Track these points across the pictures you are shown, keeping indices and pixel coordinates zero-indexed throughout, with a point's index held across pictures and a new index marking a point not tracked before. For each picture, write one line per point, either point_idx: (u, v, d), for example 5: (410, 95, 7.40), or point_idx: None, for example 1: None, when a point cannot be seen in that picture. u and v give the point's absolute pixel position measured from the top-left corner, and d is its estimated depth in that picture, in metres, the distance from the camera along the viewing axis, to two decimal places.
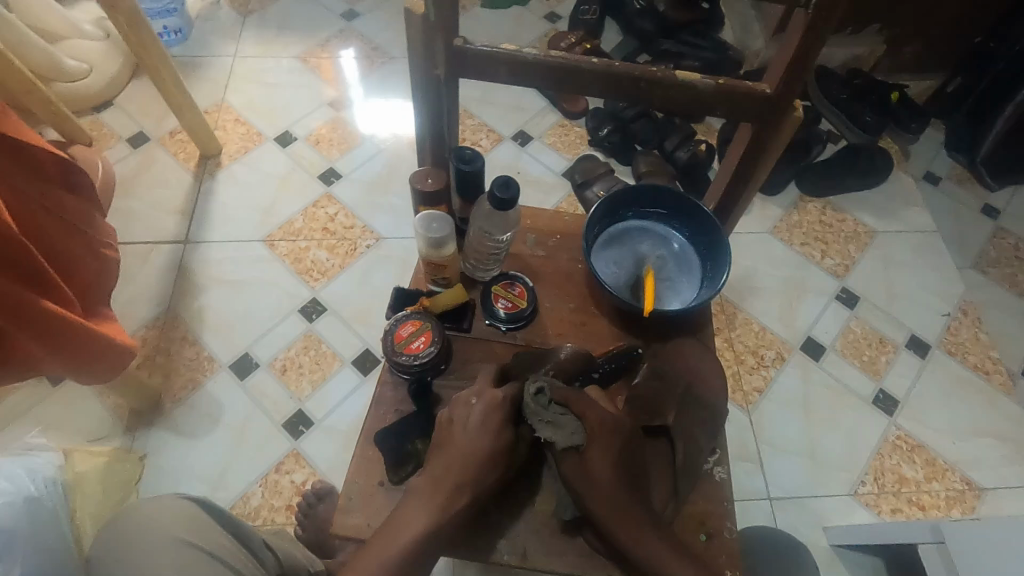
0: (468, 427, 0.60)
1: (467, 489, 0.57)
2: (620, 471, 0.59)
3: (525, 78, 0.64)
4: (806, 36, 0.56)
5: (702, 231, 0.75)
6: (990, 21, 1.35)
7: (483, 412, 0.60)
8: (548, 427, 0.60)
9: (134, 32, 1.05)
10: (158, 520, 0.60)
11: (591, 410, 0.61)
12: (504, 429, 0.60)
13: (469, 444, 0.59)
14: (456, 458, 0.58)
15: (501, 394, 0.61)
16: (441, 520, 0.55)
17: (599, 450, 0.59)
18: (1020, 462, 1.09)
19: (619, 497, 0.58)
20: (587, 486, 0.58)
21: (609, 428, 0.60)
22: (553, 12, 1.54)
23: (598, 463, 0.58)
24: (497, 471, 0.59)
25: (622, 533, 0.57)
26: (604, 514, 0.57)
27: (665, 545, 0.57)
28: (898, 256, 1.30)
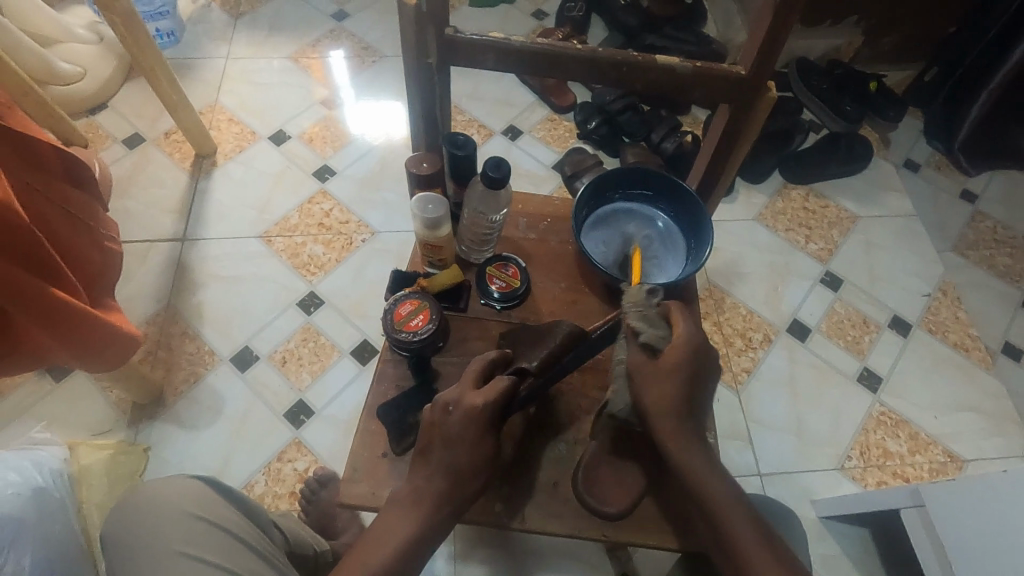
0: (448, 437, 0.59)
1: (450, 497, 0.58)
2: (686, 383, 0.60)
3: (513, 66, 0.68)
4: (775, 18, 0.59)
5: (685, 210, 0.78)
6: (963, 10, 1.39)
7: (462, 422, 0.59)
8: (642, 321, 0.62)
9: (130, 34, 1.07)
10: (168, 496, 0.62)
11: (683, 322, 0.62)
12: (484, 438, 0.59)
13: (453, 452, 0.59)
14: (439, 466, 0.59)
15: (479, 403, 0.59)
16: (426, 530, 0.57)
17: (677, 362, 0.60)
18: (999, 434, 1.13)
19: (675, 403, 0.59)
20: (656, 385, 0.60)
21: (694, 345, 0.61)
22: (540, 9, 1.57)
23: (674, 364, 0.60)
24: (479, 478, 0.59)
25: (666, 434, 0.59)
26: (658, 412, 0.60)
27: (703, 461, 0.59)
28: (880, 239, 1.34)
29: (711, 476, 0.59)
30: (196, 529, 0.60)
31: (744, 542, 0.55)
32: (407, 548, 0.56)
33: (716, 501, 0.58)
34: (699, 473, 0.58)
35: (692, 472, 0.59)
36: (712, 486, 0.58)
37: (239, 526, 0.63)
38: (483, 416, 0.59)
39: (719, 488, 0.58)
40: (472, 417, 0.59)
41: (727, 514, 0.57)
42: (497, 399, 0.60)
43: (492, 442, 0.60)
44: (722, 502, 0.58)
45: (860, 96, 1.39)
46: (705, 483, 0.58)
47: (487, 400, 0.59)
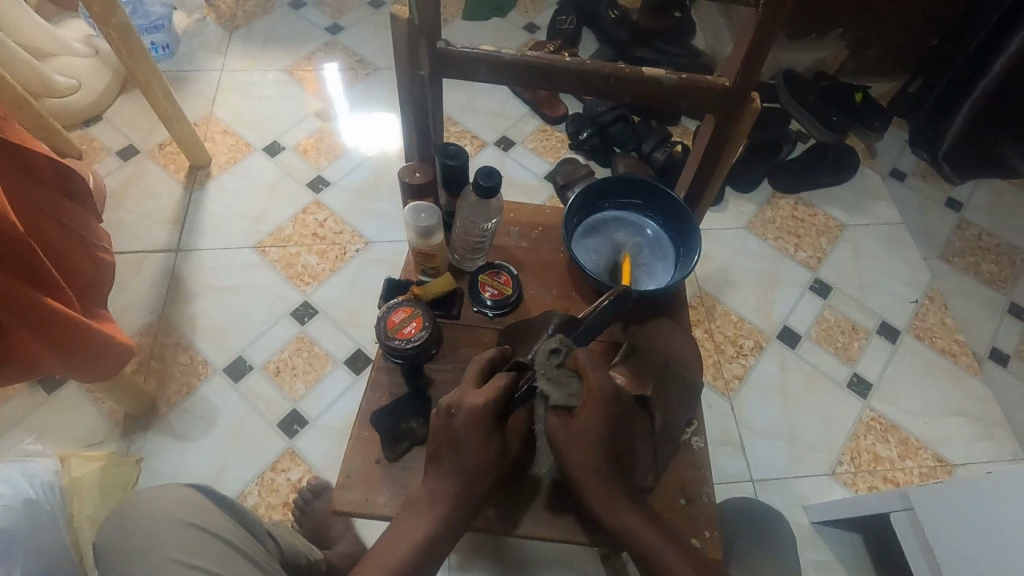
0: (454, 439, 0.59)
1: (459, 500, 0.59)
2: (603, 439, 0.60)
3: (504, 78, 0.69)
4: (758, 31, 0.61)
5: (674, 218, 0.79)
6: (944, 23, 1.43)
7: (464, 423, 0.59)
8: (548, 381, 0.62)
9: (127, 47, 1.08)
10: (161, 504, 0.62)
11: (594, 371, 0.61)
12: (490, 437, 0.60)
13: (460, 453, 0.59)
14: (448, 468, 0.60)
15: (481, 403, 0.59)
16: (440, 531, 0.58)
17: (591, 414, 0.60)
18: (987, 438, 1.15)
19: (593, 464, 0.60)
20: (569, 448, 0.60)
21: (605, 395, 0.61)
22: (532, 23, 1.60)
23: (584, 424, 0.60)
24: (487, 476, 0.60)
25: (591, 498, 0.60)
26: (580, 478, 0.60)
27: (632, 513, 0.60)
28: (868, 247, 1.37)
29: (643, 529, 0.60)
30: (192, 536, 0.60)
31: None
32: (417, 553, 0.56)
33: (652, 557, 0.59)
34: (634, 529, 0.60)
35: (624, 528, 0.60)
36: (648, 539, 0.59)
37: (233, 534, 0.63)
38: (487, 415, 0.60)
39: (650, 539, 0.59)
40: (476, 416, 0.59)
41: (664, 564, 0.58)
42: (500, 398, 0.60)
43: (498, 441, 0.61)
44: (654, 555, 0.59)
45: (846, 107, 1.42)
46: (637, 542, 0.59)
47: (490, 399, 0.60)
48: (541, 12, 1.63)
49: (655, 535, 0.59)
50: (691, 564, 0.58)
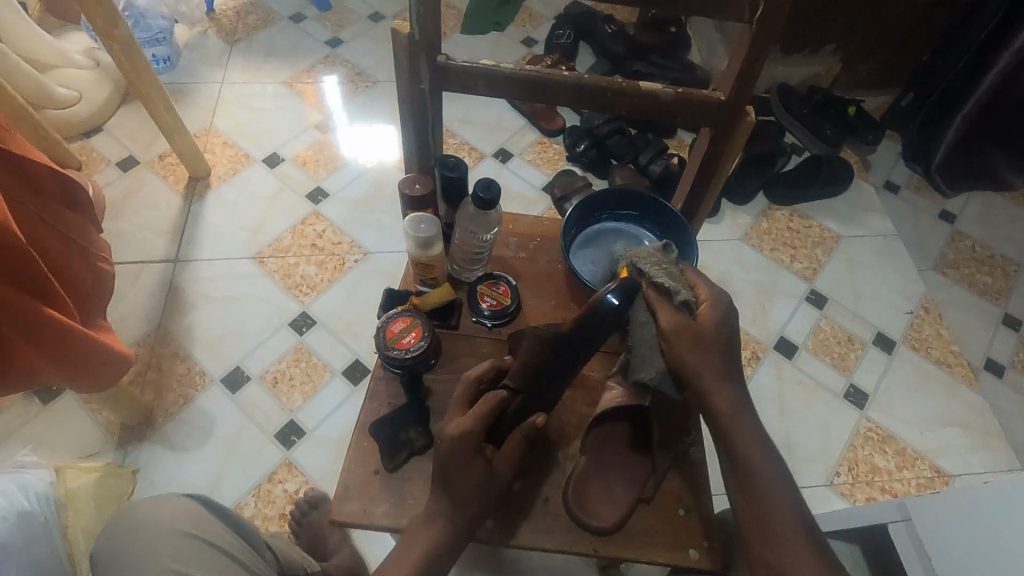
0: (442, 467, 0.58)
1: (451, 523, 0.58)
2: (720, 341, 0.61)
3: (504, 91, 0.70)
4: (751, 46, 0.62)
5: (670, 229, 0.80)
6: (935, 39, 1.45)
7: (448, 450, 0.58)
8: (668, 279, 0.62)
9: (129, 60, 1.09)
10: (159, 514, 0.62)
11: (705, 286, 0.64)
12: (474, 460, 0.59)
13: (449, 478, 0.58)
14: (438, 492, 0.59)
15: (462, 428, 0.58)
16: (432, 555, 0.57)
17: (711, 319, 0.61)
18: (984, 449, 1.15)
19: (713, 363, 0.60)
20: (690, 342, 0.60)
21: (722, 303, 0.63)
22: (529, 37, 1.62)
23: (708, 321, 0.61)
24: (477, 497, 0.59)
25: (707, 391, 0.60)
26: (699, 374, 0.60)
27: (746, 418, 0.60)
28: (863, 258, 1.38)
29: (752, 437, 0.60)
30: (190, 547, 0.60)
31: (779, 511, 0.57)
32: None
33: (756, 467, 0.59)
34: (745, 425, 0.60)
35: (735, 433, 0.59)
36: (756, 450, 0.60)
37: (231, 545, 0.63)
38: (472, 439, 0.58)
39: (757, 450, 0.59)
40: (460, 438, 0.58)
41: (765, 477, 0.59)
42: (484, 421, 0.59)
43: (483, 463, 0.59)
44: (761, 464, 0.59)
45: (840, 120, 1.43)
46: (743, 448, 0.59)
47: (475, 422, 0.59)
48: (539, 26, 1.65)
49: (764, 446, 0.60)
50: (788, 486, 0.59)
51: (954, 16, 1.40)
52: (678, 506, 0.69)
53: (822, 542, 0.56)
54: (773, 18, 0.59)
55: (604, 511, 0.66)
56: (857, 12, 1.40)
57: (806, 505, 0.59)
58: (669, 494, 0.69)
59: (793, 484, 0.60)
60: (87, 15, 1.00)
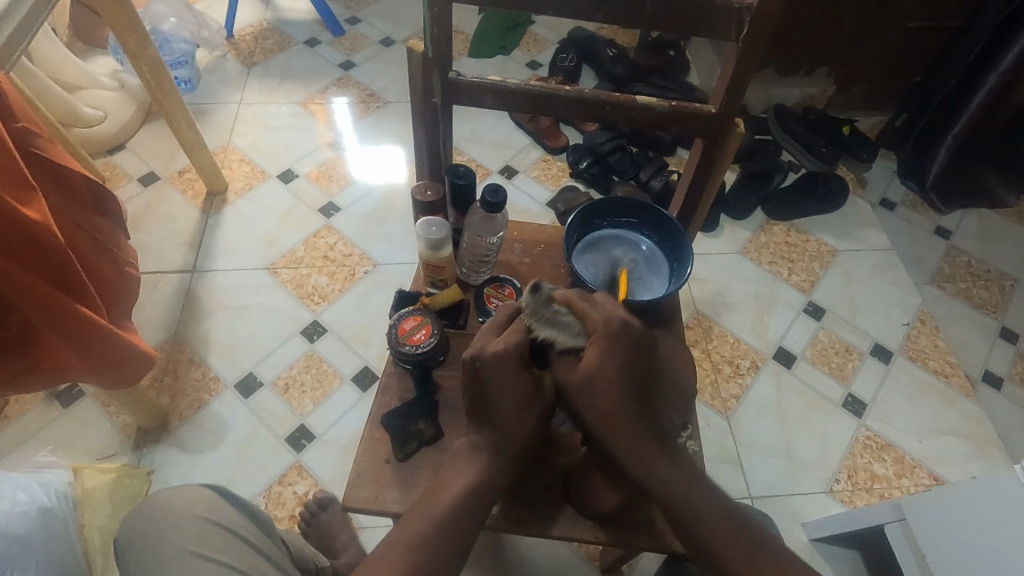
0: (487, 386, 0.61)
1: (499, 440, 0.62)
2: (618, 381, 0.60)
3: (509, 103, 0.75)
4: (739, 63, 0.67)
5: (668, 234, 0.83)
6: (924, 61, 1.51)
7: (490, 368, 0.60)
8: (548, 326, 0.63)
9: (156, 80, 1.15)
10: (179, 501, 0.65)
11: (594, 311, 0.62)
12: (520, 372, 0.61)
13: (494, 395, 0.61)
14: (484, 412, 0.62)
15: (503, 346, 0.61)
16: (483, 473, 0.61)
17: (597, 357, 0.60)
18: (982, 458, 1.17)
19: (615, 410, 0.60)
20: (580, 395, 0.61)
21: (611, 333, 0.60)
22: (534, 60, 1.69)
23: (591, 363, 0.60)
24: (526, 411, 0.62)
25: (616, 445, 0.61)
26: (599, 425, 0.61)
27: (670, 467, 0.61)
28: (860, 272, 1.41)
29: (679, 482, 0.60)
30: (209, 531, 0.64)
31: (722, 547, 0.58)
32: (461, 496, 0.59)
33: (691, 508, 0.59)
34: (662, 472, 0.60)
35: (659, 480, 0.60)
36: (680, 489, 0.60)
37: (247, 530, 0.66)
38: (515, 353, 0.61)
39: (689, 491, 0.60)
40: (504, 352, 0.60)
41: (699, 521, 0.59)
42: (525, 335, 0.62)
43: (530, 377, 0.62)
44: (683, 500, 0.60)
45: (835, 139, 1.49)
46: (675, 491, 0.60)
47: (514, 338, 0.62)
48: (544, 50, 1.72)
49: (696, 490, 0.60)
50: (727, 516, 0.59)
51: (942, 40, 1.46)
52: None
53: (771, 573, 0.56)
54: (758, 37, 0.64)
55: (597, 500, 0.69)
56: (848, 36, 1.46)
57: (753, 527, 0.59)
58: None
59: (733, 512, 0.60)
60: (120, 39, 1.06)
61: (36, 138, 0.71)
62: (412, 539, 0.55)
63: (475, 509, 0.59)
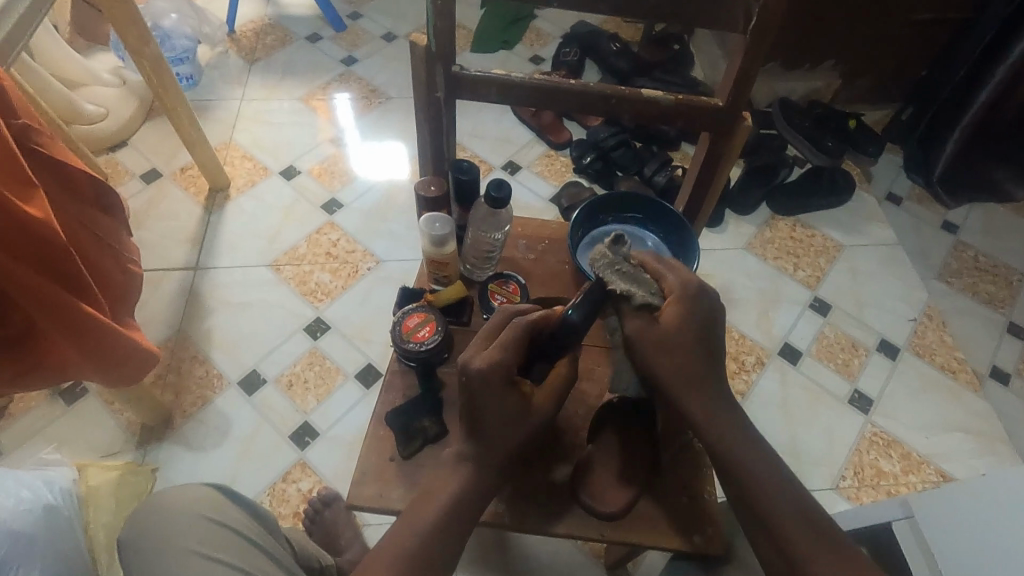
0: (475, 405, 0.58)
1: (486, 460, 0.59)
2: (694, 337, 0.61)
3: (513, 98, 0.74)
4: (746, 57, 0.66)
5: (674, 230, 0.82)
6: (931, 55, 1.50)
7: (478, 384, 0.57)
8: (624, 280, 0.62)
9: (157, 76, 1.15)
10: (182, 501, 0.65)
11: (671, 274, 0.63)
12: (506, 390, 0.58)
13: (483, 413, 0.57)
14: (469, 432, 0.59)
15: (490, 364, 0.57)
16: (467, 494, 0.59)
17: (675, 316, 0.61)
18: (989, 454, 1.16)
19: (688, 369, 0.61)
20: (657, 350, 0.61)
21: (692, 292, 0.62)
22: (537, 54, 1.68)
23: (672, 321, 0.61)
24: (513, 432, 0.59)
25: (690, 402, 0.61)
26: (675, 383, 0.61)
27: (734, 430, 0.61)
28: (866, 267, 1.40)
29: (742, 445, 0.60)
30: (212, 530, 0.63)
31: (780, 506, 0.57)
32: (446, 512, 0.58)
33: (751, 474, 0.59)
34: (728, 428, 0.61)
35: (722, 436, 0.61)
36: (744, 450, 0.60)
37: (251, 530, 0.66)
38: (504, 368, 0.58)
39: (751, 454, 0.60)
40: (491, 370, 0.57)
41: (759, 481, 0.59)
42: (515, 349, 0.59)
43: (517, 395, 0.59)
44: (744, 460, 0.60)
45: (842, 133, 1.48)
46: (735, 457, 0.60)
47: (504, 352, 0.58)
48: (547, 44, 1.71)
49: (757, 452, 0.60)
50: (785, 481, 0.59)
51: (949, 33, 1.44)
52: (684, 492, 0.71)
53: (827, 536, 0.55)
54: (765, 29, 0.63)
55: (611, 500, 0.68)
56: (854, 29, 1.44)
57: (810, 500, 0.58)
58: (677, 481, 0.71)
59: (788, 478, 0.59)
60: (121, 35, 1.06)
61: (35, 133, 0.70)
62: (398, 551, 0.55)
63: (459, 529, 0.58)
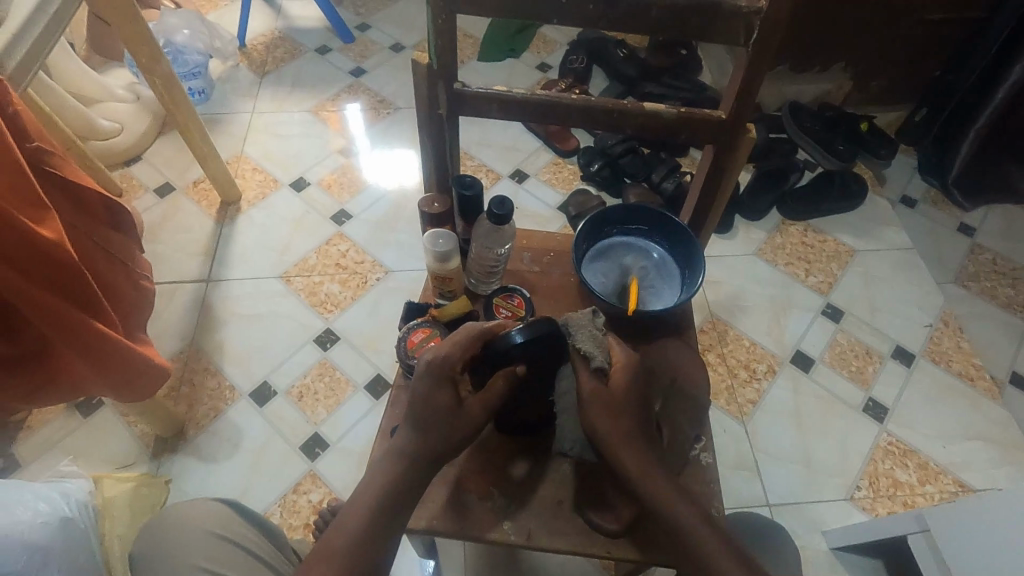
0: (415, 391, 0.62)
1: (417, 452, 0.60)
2: (635, 402, 0.65)
3: (516, 114, 0.74)
4: (748, 67, 0.66)
5: (679, 241, 0.81)
6: (943, 55, 1.47)
7: (423, 369, 0.63)
8: (589, 341, 0.67)
9: (168, 93, 1.17)
10: (191, 516, 0.67)
11: (620, 348, 0.69)
12: (444, 387, 0.62)
13: (420, 407, 0.61)
14: (406, 422, 0.62)
15: (434, 358, 0.63)
16: (398, 486, 0.59)
17: (622, 381, 0.65)
18: (1009, 463, 1.13)
19: (623, 427, 0.62)
20: (601, 407, 0.63)
21: (635, 367, 0.67)
22: (544, 62, 1.68)
23: (618, 387, 0.65)
24: (445, 429, 0.61)
25: (626, 458, 0.61)
26: (613, 439, 0.61)
27: (668, 485, 0.60)
28: (879, 271, 1.38)
29: (681, 501, 0.59)
30: (220, 546, 0.65)
31: (714, 559, 0.56)
32: (379, 507, 0.58)
33: (689, 528, 0.57)
34: (664, 486, 0.60)
35: (656, 492, 0.59)
36: (679, 507, 0.59)
37: (258, 547, 0.68)
38: (447, 361, 0.63)
39: (683, 511, 0.58)
40: (433, 365, 0.62)
41: (695, 535, 0.57)
42: (462, 348, 0.63)
43: (452, 392, 0.62)
44: (679, 516, 0.58)
45: (853, 136, 1.48)
46: (671, 510, 0.58)
47: (453, 348, 0.63)
48: (553, 51, 1.71)
49: (694, 506, 0.59)
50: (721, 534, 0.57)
51: (962, 33, 1.42)
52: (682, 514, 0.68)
53: None
54: (768, 39, 0.62)
55: (614, 516, 0.69)
56: (863, 30, 1.43)
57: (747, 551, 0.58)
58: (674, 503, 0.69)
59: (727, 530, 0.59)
60: (133, 52, 1.08)
61: (48, 156, 0.71)
62: (328, 551, 0.55)
63: (389, 525, 0.58)
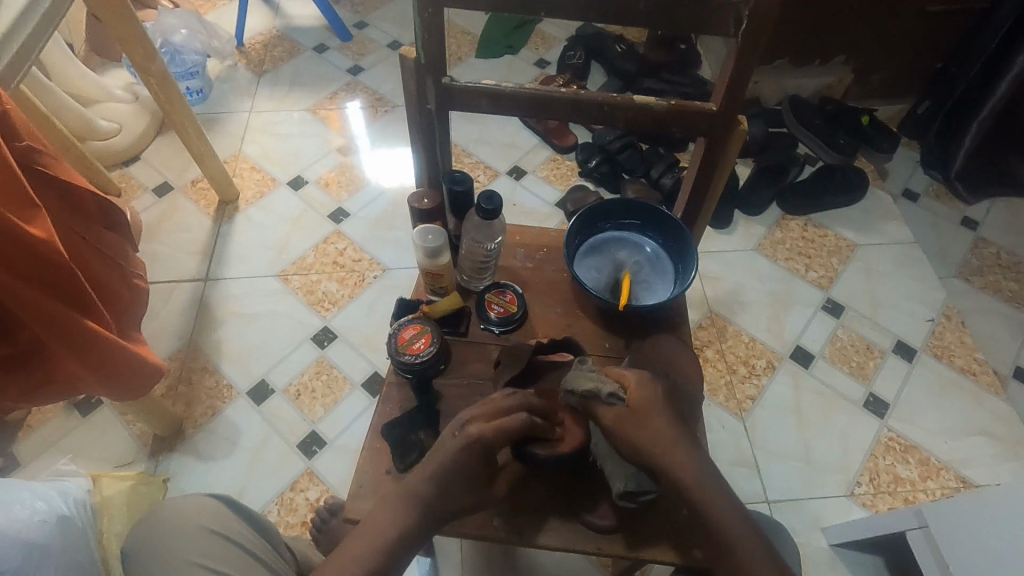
0: (448, 456, 0.60)
1: (433, 508, 0.60)
2: (660, 412, 0.62)
3: (506, 108, 0.74)
4: (738, 59, 0.65)
5: (672, 235, 0.81)
6: (945, 47, 1.46)
7: (462, 441, 0.60)
8: (591, 381, 0.64)
9: (163, 93, 1.17)
10: (186, 512, 0.67)
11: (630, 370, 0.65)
12: (476, 460, 0.61)
13: (449, 473, 0.60)
14: (428, 475, 0.61)
15: (479, 435, 0.60)
16: (407, 532, 0.59)
17: (642, 398, 0.62)
18: (1012, 459, 1.12)
19: (662, 437, 0.60)
20: (633, 427, 0.61)
21: (645, 382, 0.64)
22: (542, 58, 1.68)
23: (640, 403, 0.62)
24: (465, 495, 0.62)
25: (670, 465, 0.59)
26: (649, 450, 0.60)
27: (712, 487, 0.59)
28: (880, 266, 1.36)
29: (720, 502, 0.58)
30: (216, 543, 0.65)
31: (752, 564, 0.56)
32: (386, 548, 0.58)
33: (726, 531, 0.57)
34: (703, 488, 0.59)
35: (699, 496, 0.58)
36: (718, 510, 0.58)
37: (253, 544, 0.68)
38: (487, 445, 0.60)
39: (723, 513, 0.58)
40: (473, 444, 0.60)
41: (736, 539, 0.57)
42: (506, 435, 0.60)
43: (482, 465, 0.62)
44: (717, 519, 0.58)
45: (853, 130, 1.47)
46: (711, 514, 0.58)
47: (496, 433, 0.60)
48: (551, 47, 1.70)
49: (731, 508, 0.58)
50: (758, 535, 0.58)
51: (963, 24, 1.40)
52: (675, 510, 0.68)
53: None
54: (758, 30, 0.62)
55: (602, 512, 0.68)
56: (863, 23, 1.41)
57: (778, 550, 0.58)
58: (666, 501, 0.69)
59: (757, 527, 0.59)
60: (127, 53, 1.08)
61: (39, 155, 0.71)
62: None
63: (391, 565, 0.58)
